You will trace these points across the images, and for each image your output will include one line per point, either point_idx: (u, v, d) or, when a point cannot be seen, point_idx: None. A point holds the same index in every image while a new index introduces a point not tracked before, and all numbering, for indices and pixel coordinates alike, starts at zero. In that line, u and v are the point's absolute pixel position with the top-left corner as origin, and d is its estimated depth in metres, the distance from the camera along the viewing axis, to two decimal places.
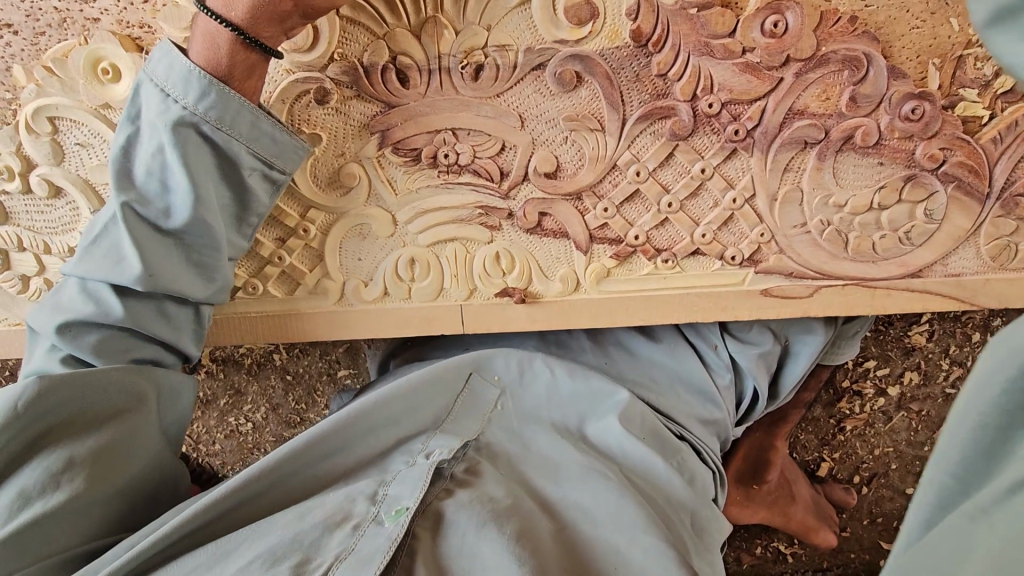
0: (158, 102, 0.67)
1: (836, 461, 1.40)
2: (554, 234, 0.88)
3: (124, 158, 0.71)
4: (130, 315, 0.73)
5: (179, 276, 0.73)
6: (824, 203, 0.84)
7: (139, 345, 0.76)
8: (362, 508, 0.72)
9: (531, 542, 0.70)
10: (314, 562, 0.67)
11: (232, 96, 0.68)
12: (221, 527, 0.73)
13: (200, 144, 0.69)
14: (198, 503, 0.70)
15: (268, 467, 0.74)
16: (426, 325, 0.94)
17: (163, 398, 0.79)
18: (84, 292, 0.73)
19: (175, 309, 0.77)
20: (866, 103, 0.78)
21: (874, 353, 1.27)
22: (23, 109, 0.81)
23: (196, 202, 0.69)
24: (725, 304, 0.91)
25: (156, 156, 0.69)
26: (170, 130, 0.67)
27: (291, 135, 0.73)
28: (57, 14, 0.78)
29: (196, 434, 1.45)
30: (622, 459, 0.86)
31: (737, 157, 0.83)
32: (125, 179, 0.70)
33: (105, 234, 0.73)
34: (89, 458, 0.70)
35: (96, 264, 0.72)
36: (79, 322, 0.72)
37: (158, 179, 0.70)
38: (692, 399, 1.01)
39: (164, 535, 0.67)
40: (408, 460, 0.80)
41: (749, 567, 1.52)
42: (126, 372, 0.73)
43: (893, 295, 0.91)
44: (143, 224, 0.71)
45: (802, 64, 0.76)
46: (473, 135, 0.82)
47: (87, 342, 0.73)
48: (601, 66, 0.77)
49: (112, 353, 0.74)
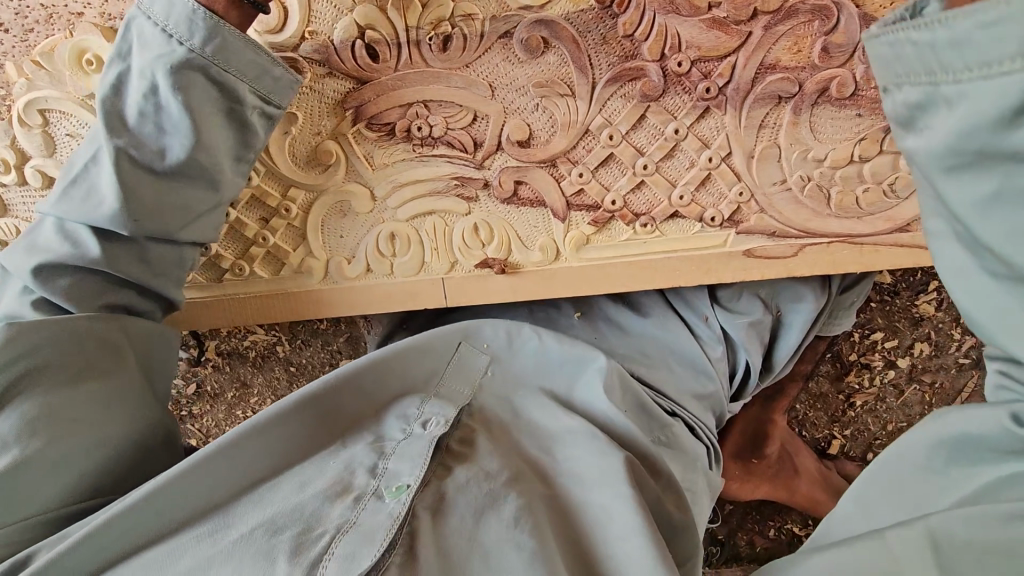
0: (160, 42, 0.63)
1: (847, 437, 1.37)
2: (530, 203, 0.88)
3: (113, 97, 0.66)
4: (104, 256, 0.69)
5: (173, 222, 0.70)
6: (803, 157, 0.83)
7: (113, 290, 0.72)
8: (362, 481, 0.70)
9: (534, 518, 0.70)
10: (316, 532, 0.64)
11: (237, 37, 0.64)
12: (216, 493, 0.70)
13: (205, 86, 0.65)
14: (186, 462, 0.67)
15: (259, 428, 0.73)
16: (409, 299, 0.95)
17: (141, 348, 0.75)
18: (61, 233, 0.69)
19: (155, 252, 0.71)
20: (839, 53, 0.76)
21: (881, 324, 1.24)
22: (15, 103, 0.85)
23: (196, 149, 0.66)
24: (708, 267, 0.91)
25: (150, 96, 0.65)
26: (174, 70, 0.63)
27: (293, 73, 0.69)
28: (43, 10, 0.82)
29: (206, 427, 1.47)
30: (611, 427, 0.84)
31: (710, 116, 0.82)
32: (117, 121, 0.66)
33: (85, 175, 0.69)
34: (71, 407, 0.67)
35: (76, 207, 0.68)
36: (50, 264, 0.68)
37: (153, 119, 0.66)
38: (681, 369, 1.00)
39: (153, 490, 0.65)
40: (404, 427, 0.77)
41: (762, 550, 1.48)
42: (95, 319, 0.70)
43: (881, 250, 0.89)
44: (135, 167, 0.66)
45: (770, 17, 0.75)
46: (445, 106, 0.83)
47: (60, 286, 0.69)
48: (566, 30, 0.77)
49: (86, 298, 0.70)
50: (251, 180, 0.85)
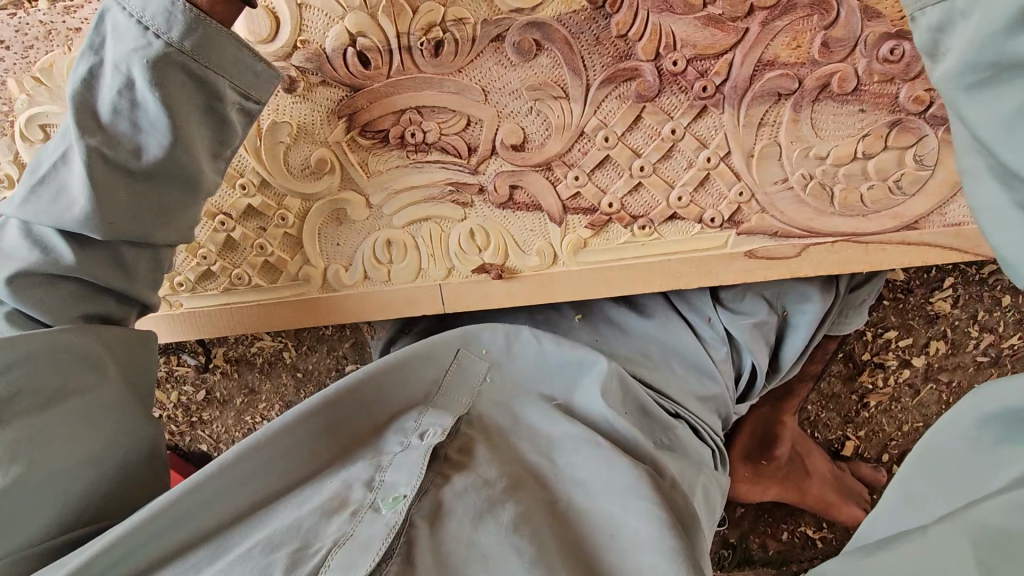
0: (134, 33, 0.61)
1: (861, 439, 1.33)
2: (526, 207, 0.88)
3: (83, 92, 0.64)
4: (80, 263, 0.68)
5: (148, 222, 0.69)
6: (805, 155, 0.81)
7: (88, 298, 0.72)
8: (360, 495, 0.70)
9: (532, 528, 0.69)
10: (313, 549, 0.64)
11: (220, 32, 0.63)
12: (211, 516, 0.68)
13: (184, 82, 0.64)
14: (185, 484, 0.66)
15: (252, 449, 0.70)
16: (407, 306, 0.95)
17: (121, 353, 0.75)
18: (26, 237, 0.68)
19: (131, 257, 0.71)
20: (840, 47, 0.74)
21: (894, 323, 1.20)
22: (17, 119, 0.86)
23: (174, 145, 0.65)
24: (708, 269, 0.89)
25: (125, 91, 0.63)
26: (150, 65, 0.61)
27: (272, 67, 0.68)
28: (43, 27, 0.82)
29: (216, 433, 1.48)
30: (613, 431, 0.82)
31: (708, 116, 0.80)
32: (88, 118, 0.64)
33: (53, 174, 0.67)
34: (52, 426, 0.66)
35: (43, 210, 0.67)
36: (24, 275, 0.67)
37: (127, 116, 0.64)
38: (685, 372, 0.98)
39: (151, 515, 0.63)
40: (402, 441, 0.77)
41: (775, 554, 1.44)
42: (72, 332, 0.69)
43: (890, 250, 0.87)
44: (110, 168, 0.65)
45: (768, 13, 0.73)
46: (439, 112, 0.82)
47: (34, 296, 0.68)
48: (559, 32, 0.76)
49: (59, 310, 0.70)
50: (249, 192, 0.86)
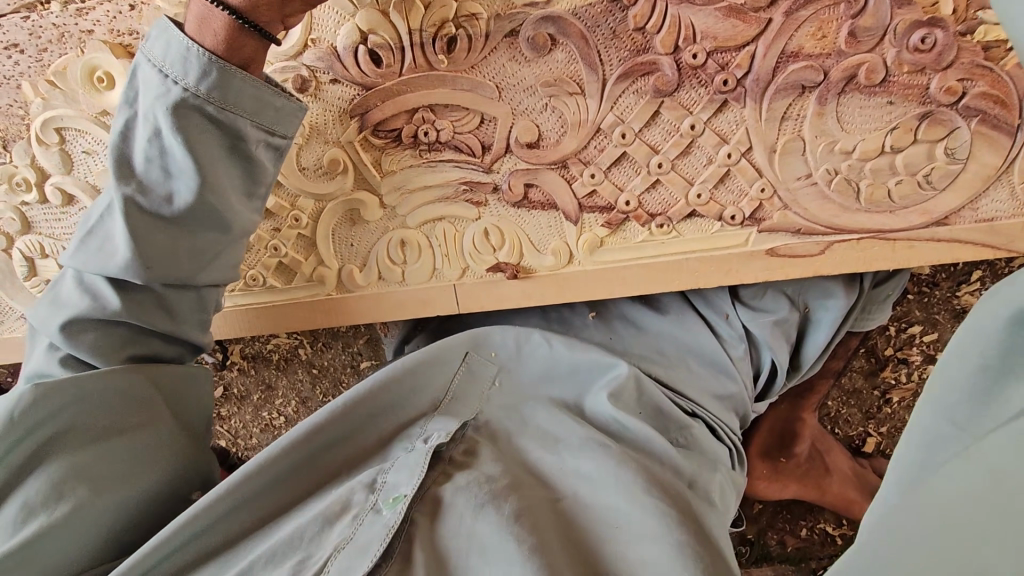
0: (157, 83, 0.62)
1: (883, 435, 1.31)
2: (542, 206, 0.87)
3: (121, 145, 0.66)
4: (125, 307, 0.69)
5: (180, 262, 0.68)
6: (830, 150, 0.78)
7: (139, 340, 0.73)
8: (361, 497, 0.70)
9: (533, 522, 0.67)
10: (314, 558, 0.65)
11: (235, 72, 0.62)
12: (226, 531, 0.70)
13: (206, 127, 0.63)
14: (200, 502, 0.68)
15: (262, 466, 0.71)
16: (422, 307, 0.95)
17: (170, 390, 0.75)
18: (80, 286, 0.70)
19: (174, 299, 0.71)
20: (867, 37, 0.71)
21: (919, 318, 1.17)
22: (33, 124, 0.87)
23: (202, 186, 0.64)
24: (729, 267, 0.87)
25: (155, 139, 0.64)
26: (172, 113, 0.61)
27: (291, 98, 0.66)
28: (55, 29, 0.82)
29: (234, 428, 1.50)
30: (625, 433, 0.81)
31: (729, 109, 0.77)
32: (125, 169, 0.65)
33: (99, 225, 0.68)
34: (98, 467, 0.68)
35: (91, 257, 0.68)
36: (77, 320, 0.69)
37: (158, 164, 0.64)
38: (702, 371, 0.96)
39: (166, 535, 0.66)
40: (407, 446, 0.77)
41: (794, 550, 1.43)
42: (122, 372, 0.70)
43: (918, 246, 0.84)
44: (144, 215, 0.65)
45: (792, 2, 0.70)
46: (452, 110, 0.81)
47: (86, 340, 0.69)
48: (575, 26, 0.74)
49: (109, 353, 0.71)
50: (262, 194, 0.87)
